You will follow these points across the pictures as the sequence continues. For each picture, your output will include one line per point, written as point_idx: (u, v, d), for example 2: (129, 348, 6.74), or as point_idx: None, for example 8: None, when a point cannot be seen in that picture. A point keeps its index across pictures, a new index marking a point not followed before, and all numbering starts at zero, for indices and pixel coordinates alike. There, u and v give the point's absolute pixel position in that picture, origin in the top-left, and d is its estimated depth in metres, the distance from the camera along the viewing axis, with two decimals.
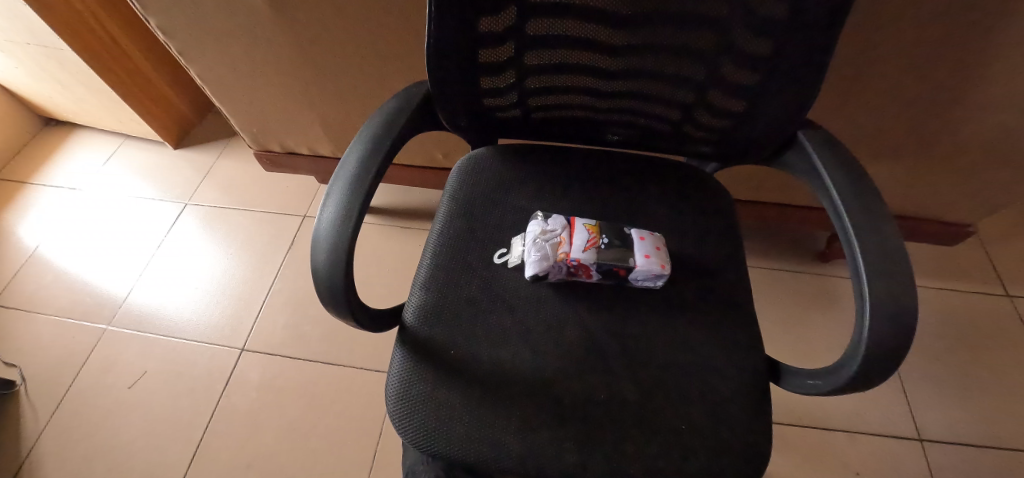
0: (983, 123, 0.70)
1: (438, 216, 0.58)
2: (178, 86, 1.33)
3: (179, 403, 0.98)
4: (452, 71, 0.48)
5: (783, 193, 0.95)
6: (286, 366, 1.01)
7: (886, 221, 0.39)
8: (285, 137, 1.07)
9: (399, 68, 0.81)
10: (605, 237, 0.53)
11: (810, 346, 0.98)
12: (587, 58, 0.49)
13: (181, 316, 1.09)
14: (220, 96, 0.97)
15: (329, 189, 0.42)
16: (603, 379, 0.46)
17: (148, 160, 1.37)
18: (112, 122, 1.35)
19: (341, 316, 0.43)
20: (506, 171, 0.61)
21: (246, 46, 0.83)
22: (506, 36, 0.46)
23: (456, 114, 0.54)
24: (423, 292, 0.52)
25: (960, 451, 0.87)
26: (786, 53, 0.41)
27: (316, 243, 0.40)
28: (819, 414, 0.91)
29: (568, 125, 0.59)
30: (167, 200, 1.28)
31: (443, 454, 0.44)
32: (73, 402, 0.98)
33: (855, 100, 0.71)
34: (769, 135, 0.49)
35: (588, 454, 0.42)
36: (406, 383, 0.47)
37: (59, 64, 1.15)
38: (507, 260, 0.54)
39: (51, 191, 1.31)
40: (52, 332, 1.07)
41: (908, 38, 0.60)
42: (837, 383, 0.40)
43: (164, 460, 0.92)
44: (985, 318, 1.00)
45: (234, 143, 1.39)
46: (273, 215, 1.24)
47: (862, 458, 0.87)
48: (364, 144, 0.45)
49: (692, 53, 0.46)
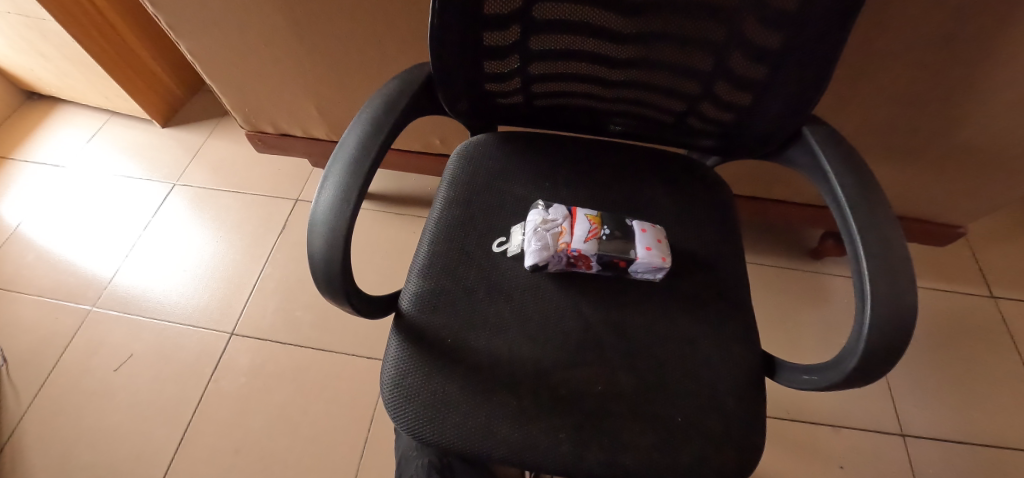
0: (979, 126, 0.70)
1: (436, 202, 0.57)
2: (166, 63, 1.29)
3: (166, 387, 0.96)
4: (455, 52, 0.46)
5: (780, 189, 0.95)
6: (276, 351, 1.00)
7: (890, 221, 0.39)
8: (278, 118, 1.04)
9: (398, 49, 0.79)
10: (606, 228, 0.52)
11: (799, 341, 0.99)
12: (593, 45, 0.48)
13: (169, 298, 1.07)
14: (211, 73, 0.94)
15: (326, 171, 0.41)
16: (600, 370, 0.46)
17: (135, 138, 1.33)
18: (98, 97, 1.31)
19: (337, 302, 0.42)
20: (507, 159, 0.60)
21: (239, 21, 0.80)
22: (511, 20, 0.45)
23: (457, 98, 0.53)
24: (421, 278, 0.51)
25: (939, 446, 0.89)
26: (797, 46, 0.41)
27: (313, 226, 0.39)
28: (807, 408, 0.92)
29: (570, 114, 0.58)
30: (155, 180, 1.25)
31: (439, 443, 0.43)
32: (58, 382, 0.97)
33: (859, 96, 0.70)
34: (774, 131, 0.49)
35: (584, 445, 0.42)
36: (402, 371, 0.46)
37: (41, 35, 1.11)
38: (506, 249, 0.53)
39: (34, 167, 1.27)
40: (35, 313, 1.05)
41: (918, 36, 0.60)
42: (836, 378, 0.40)
43: (151, 444, 0.91)
44: (969, 317, 1.02)
45: (225, 122, 1.36)
46: (265, 198, 1.22)
47: (846, 451, 0.89)
48: (364, 125, 0.44)
49: (699, 42, 0.45)
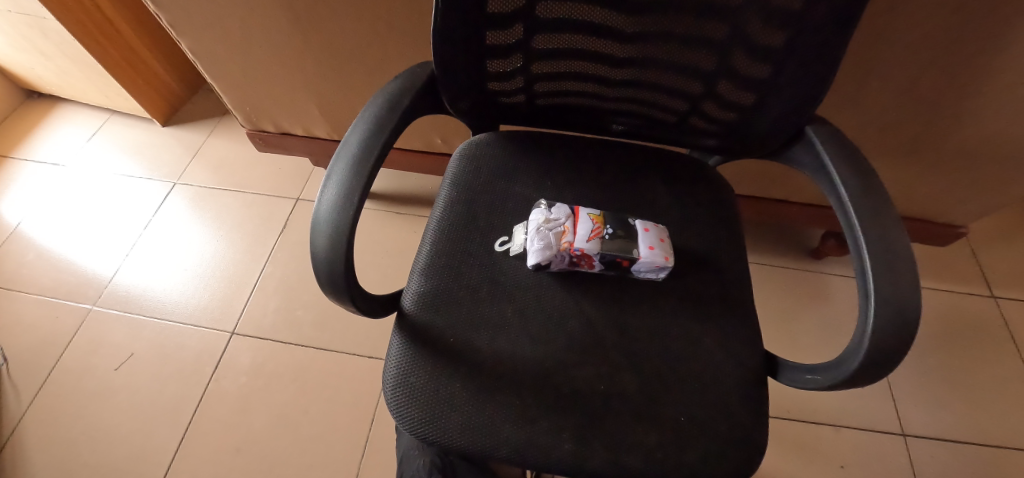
0: (981, 126, 0.71)
1: (438, 202, 0.57)
2: (167, 62, 1.29)
3: (167, 386, 0.96)
4: (457, 51, 0.46)
5: (782, 189, 0.95)
6: (277, 350, 1.00)
7: (893, 221, 0.39)
8: (279, 117, 1.04)
9: (399, 48, 0.79)
10: (608, 227, 0.52)
11: (800, 341, 0.99)
12: (595, 44, 0.48)
13: (170, 297, 1.07)
14: (212, 72, 0.94)
15: (329, 170, 0.41)
16: (602, 370, 0.46)
17: (136, 137, 1.33)
18: (98, 96, 1.31)
19: (339, 301, 0.42)
20: (509, 158, 0.60)
21: (240, 20, 0.80)
22: (514, 18, 0.45)
23: (459, 97, 0.53)
24: (423, 278, 0.51)
25: (940, 446, 0.89)
26: (800, 46, 0.41)
27: (316, 225, 0.39)
28: (808, 408, 0.92)
29: (572, 113, 0.58)
30: (155, 179, 1.25)
31: (441, 443, 0.43)
32: (58, 382, 0.97)
33: (861, 96, 0.70)
34: (777, 131, 0.49)
35: (587, 445, 0.42)
36: (404, 370, 0.46)
37: (41, 34, 1.10)
38: (508, 248, 0.53)
39: (34, 166, 1.27)
40: (36, 312, 1.05)
41: (920, 35, 0.60)
42: (839, 377, 0.40)
43: (152, 443, 0.90)
44: (969, 317, 1.02)
45: (225, 122, 1.36)
46: (265, 197, 1.22)
47: (847, 451, 0.89)
48: (366, 124, 0.44)
49: (702, 41, 0.45)
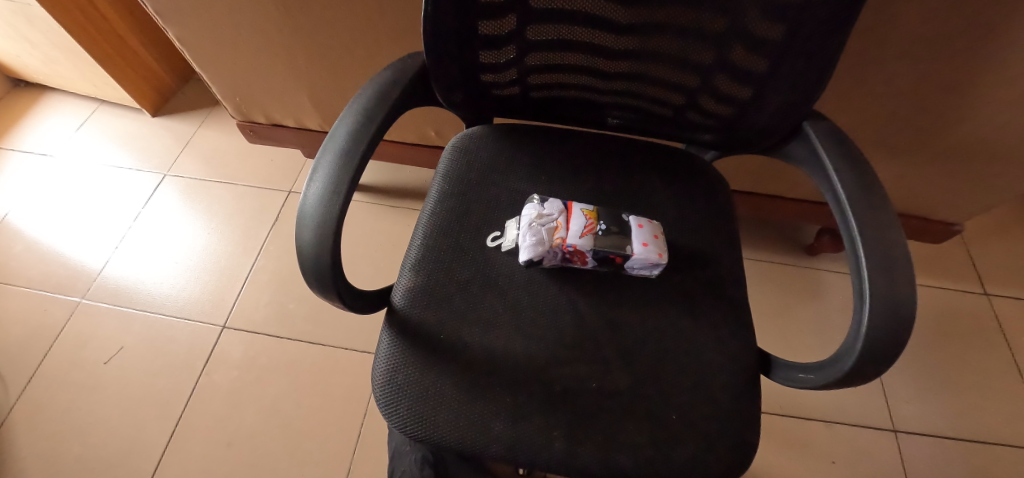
0: (979, 125, 0.70)
1: (430, 196, 0.56)
2: (155, 49, 1.26)
3: (157, 380, 0.95)
4: (448, 40, 0.45)
5: (778, 185, 0.94)
6: (269, 344, 0.99)
7: (890, 219, 0.38)
8: (270, 108, 1.02)
9: (391, 38, 0.77)
10: (602, 223, 0.51)
11: (795, 338, 0.99)
12: (591, 35, 0.47)
13: (160, 291, 1.06)
14: (201, 61, 0.92)
15: (316, 162, 0.40)
16: (595, 368, 0.45)
17: (126, 128, 1.30)
18: (87, 85, 1.28)
19: (326, 297, 0.41)
20: (503, 151, 0.59)
21: (228, 8, 0.78)
22: (507, 7, 0.44)
23: (451, 89, 0.52)
24: (413, 273, 0.50)
25: (930, 442, 0.90)
26: (799, 39, 0.40)
27: (301, 218, 0.38)
28: (800, 404, 0.93)
29: (567, 106, 0.57)
30: (145, 171, 1.23)
31: (430, 439, 0.43)
32: (46, 376, 0.96)
33: (862, 90, 0.69)
34: (775, 126, 0.48)
35: (577, 443, 0.42)
36: (393, 366, 0.46)
37: (27, 21, 1.08)
38: (501, 244, 0.52)
39: (22, 155, 1.25)
40: (23, 305, 1.03)
41: (923, 30, 0.59)
42: (833, 376, 0.39)
43: (141, 438, 0.90)
44: (963, 314, 1.03)
45: (217, 112, 1.34)
46: (258, 189, 1.20)
47: (838, 446, 0.90)
48: (355, 115, 0.42)
49: (700, 34, 0.44)
